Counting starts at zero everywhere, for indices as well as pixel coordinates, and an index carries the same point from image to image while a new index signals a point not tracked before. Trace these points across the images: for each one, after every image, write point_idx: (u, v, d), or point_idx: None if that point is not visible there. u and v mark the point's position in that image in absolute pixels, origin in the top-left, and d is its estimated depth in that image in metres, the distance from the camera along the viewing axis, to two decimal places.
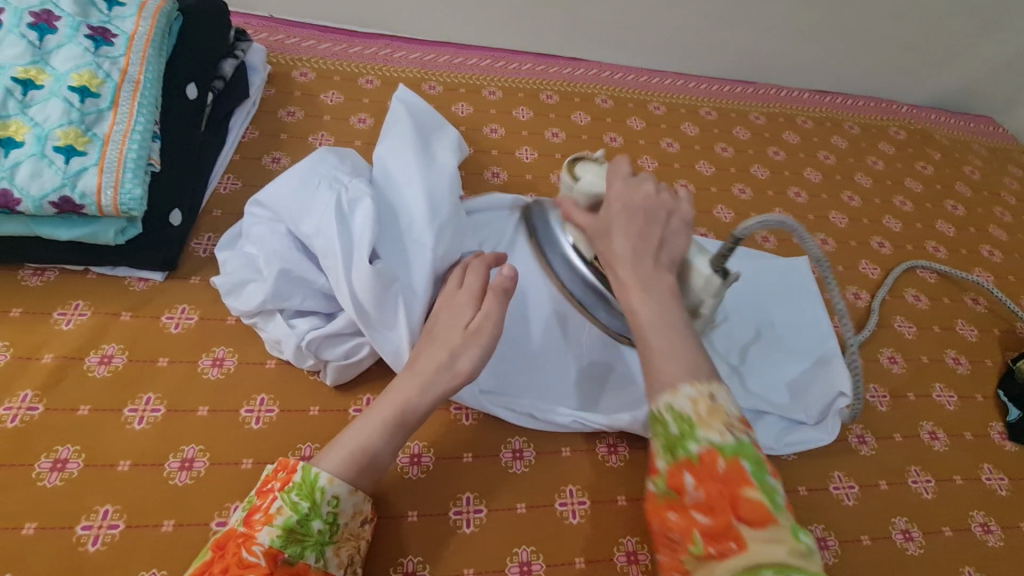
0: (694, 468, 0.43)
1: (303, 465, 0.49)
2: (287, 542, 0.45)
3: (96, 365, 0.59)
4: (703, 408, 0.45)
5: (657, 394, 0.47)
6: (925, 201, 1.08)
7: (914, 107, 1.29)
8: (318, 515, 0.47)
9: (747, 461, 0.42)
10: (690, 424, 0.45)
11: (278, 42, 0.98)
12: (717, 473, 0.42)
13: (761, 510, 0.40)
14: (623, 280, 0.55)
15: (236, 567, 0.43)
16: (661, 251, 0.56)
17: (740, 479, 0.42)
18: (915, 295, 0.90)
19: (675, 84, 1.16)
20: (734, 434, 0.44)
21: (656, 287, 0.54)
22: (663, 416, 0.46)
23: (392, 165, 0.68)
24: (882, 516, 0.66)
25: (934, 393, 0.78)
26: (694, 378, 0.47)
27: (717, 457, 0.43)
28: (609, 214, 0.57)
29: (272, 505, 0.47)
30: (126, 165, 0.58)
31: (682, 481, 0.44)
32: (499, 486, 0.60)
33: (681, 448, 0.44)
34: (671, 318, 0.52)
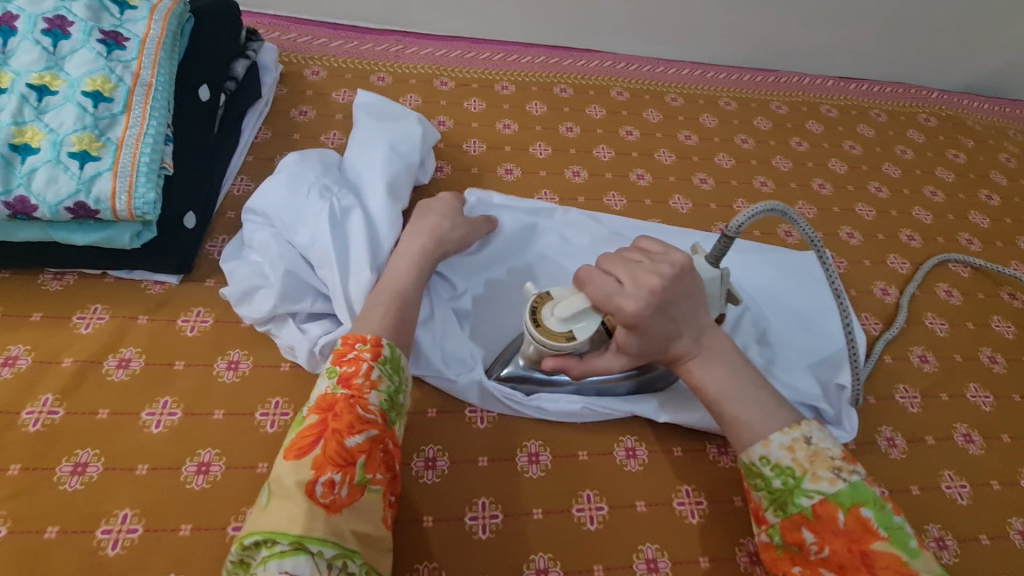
0: (812, 523, 0.49)
1: (388, 344, 0.53)
2: (390, 407, 0.50)
3: (115, 369, 0.60)
4: (803, 457, 0.50)
5: (751, 448, 0.52)
6: (958, 191, 1.04)
7: (945, 92, 1.23)
8: (402, 387, 0.53)
9: (867, 508, 0.48)
10: (794, 476, 0.50)
11: (289, 40, 0.97)
12: (839, 526, 0.48)
13: (895, 562, 0.45)
14: (681, 359, 0.56)
15: (358, 422, 0.47)
16: (698, 318, 0.56)
17: (866, 531, 0.47)
18: (947, 290, 0.87)
19: (692, 74, 1.13)
20: (844, 479, 0.49)
21: (711, 350, 0.56)
22: (762, 470, 0.52)
23: (361, 167, 0.70)
24: (913, 523, 0.63)
25: (968, 393, 0.75)
26: (782, 426, 0.52)
27: (835, 509, 0.48)
28: (650, 329, 0.54)
29: (371, 373, 0.50)
30: (139, 169, 0.58)
31: (801, 536, 0.49)
32: (515, 490, 0.59)
33: (793, 504, 0.50)
34: (737, 377, 0.55)
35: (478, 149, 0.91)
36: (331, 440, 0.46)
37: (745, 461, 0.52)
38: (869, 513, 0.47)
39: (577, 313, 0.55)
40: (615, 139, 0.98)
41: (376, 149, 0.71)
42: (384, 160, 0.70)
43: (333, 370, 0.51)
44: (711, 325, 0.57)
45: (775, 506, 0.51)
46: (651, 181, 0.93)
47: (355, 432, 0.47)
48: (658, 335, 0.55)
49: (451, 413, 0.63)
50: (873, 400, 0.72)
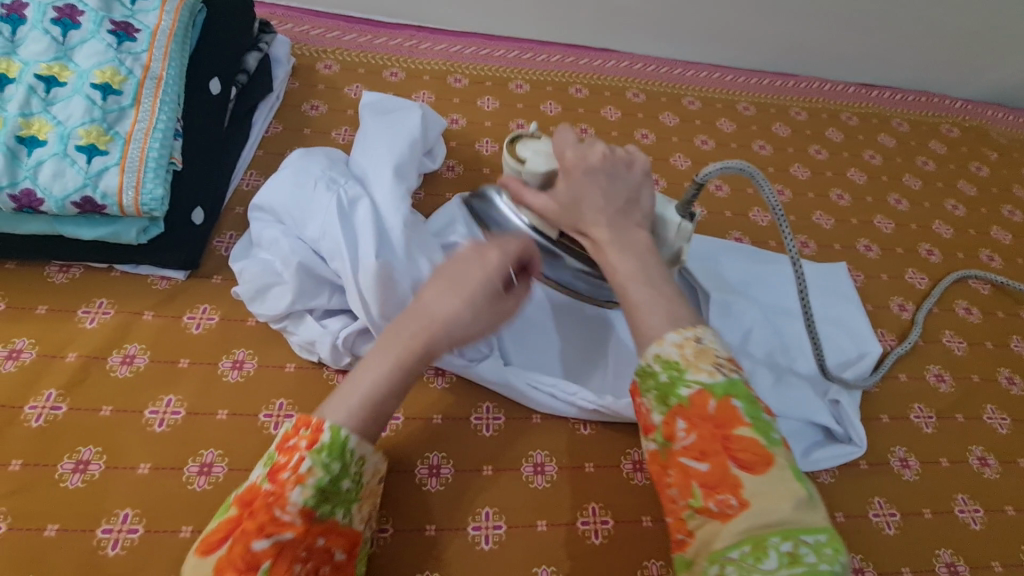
0: (687, 412, 0.43)
1: (332, 427, 0.45)
2: (319, 502, 0.44)
3: (119, 365, 0.59)
4: (691, 352, 0.45)
5: (645, 347, 0.47)
6: (979, 205, 1.01)
7: (969, 103, 1.20)
8: (347, 472, 0.45)
9: (739, 399, 0.43)
10: (679, 367, 0.44)
11: (303, 33, 0.96)
12: (708, 413, 0.43)
13: (756, 447, 0.41)
14: (596, 242, 0.54)
15: (271, 525, 0.41)
16: (626, 212, 0.54)
17: (732, 418, 0.42)
18: (966, 307, 0.85)
19: (711, 77, 1.11)
20: (724, 373, 0.44)
21: (629, 242, 0.53)
22: (651, 366, 0.46)
23: (364, 160, 0.68)
24: (924, 547, 0.62)
25: (985, 415, 0.73)
26: (677, 325, 0.47)
27: (709, 397, 0.43)
28: (572, 183, 0.55)
29: (300, 463, 0.44)
30: (147, 164, 0.57)
31: (675, 428, 0.44)
32: (520, 501, 0.58)
33: (672, 396, 0.44)
34: (646, 268, 0.51)
35: (490, 149, 0.90)
36: (241, 544, 0.41)
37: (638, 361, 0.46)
38: (739, 403, 0.43)
39: (539, 152, 0.60)
40: (630, 142, 0.96)
41: (380, 144, 0.69)
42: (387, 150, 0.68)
43: (270, 455, 0.45)
44: (639, 222, 0.55)
45: (658, 402, 0.45)
46: (665, 187, 0.91)
47: (264, 534, 0.41)
48: (578, 195, 0.55)
49: (457, 420, 0.62)
50: (887, 419, 0.70)
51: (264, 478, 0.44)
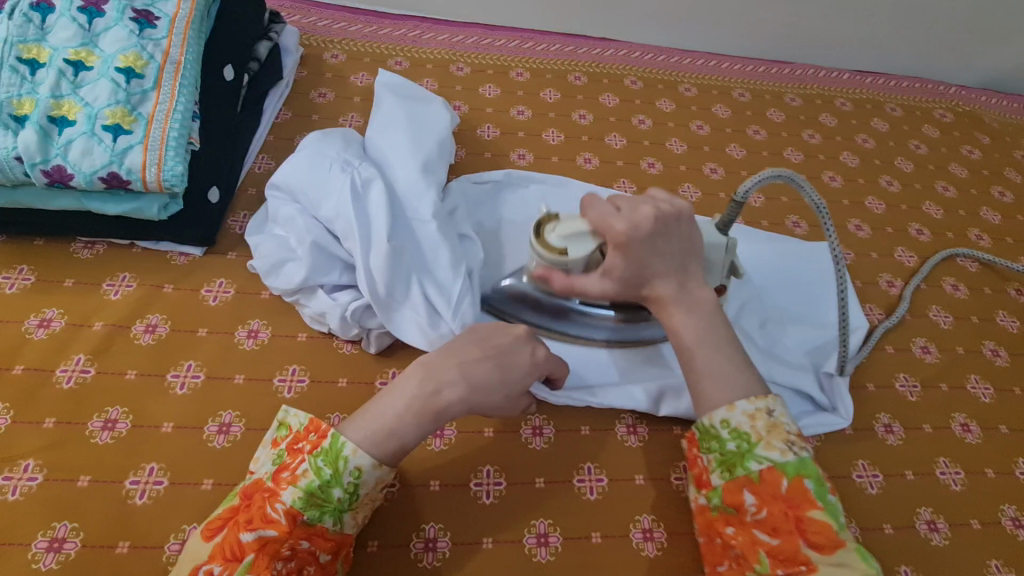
0: (756, 486, 0.49)
1: (333, 434, 0.50)
2: (307, 505, 0.47)
3: (142, 333, 0.63)
4: (762, 425, 0.50)
5: (713, 410, 0.52)
6: (970, 187, 1.03)
7: (963, 88, 1.22)
8: (339, 480, 0.49)
9: (811, 480, 0.48)
10: (748, 441, 0.50)
11: (310, 24, 0.99)
12: (780, 491, 0.48)
13: (828, 531, 0.47)
14: (660, 302, 0.56)
15: (260, 520, 0.46)
16: (685, 270, 0.56)
17: (805, 500, 0.48)
18: (953, 284, 0.87)
19: (708, 64, 1.13)
20: (795, 451, 0.49)
21: (694, 302, 0.56)
22: (720, 433, 0.51)
23: (382, 144, 0.71)
24: (906, 506, 0.65)
25: (969, 385, 0.76)
26: (748, 394, 0.52)
27: (781, 477, 0.49)
28: (630, 252, 0.55)
29: (299, 466, 0.49)
30: (169, 143, 0.61)
31: (742, 499, 0.50)
32: (519, 461, 0.61)
33: (741, 467, 0.50)
34: (715, 331, 0.55)
35: (492, 135, 0.93)
36: (233, 533, 0.46)
37: (706, 423, 0.52)
38: (811, 485, 0.48)
39: (575, 235, 0.57)
40: (627, 127, 0.99)
41: (398, 132, 0.72)
42: (402, 137, 0.71)
43: (279, 455, 0.51)
44: (698, 279, 0.57)
45: (722, 469, 0.51)
46: (661, 170, 0.94)
47: (251, 528, 0.46)
48: (638, 264, 0.55)
49: None
50: (873, 387, 0.73)
51: (270, 474, 0.50)
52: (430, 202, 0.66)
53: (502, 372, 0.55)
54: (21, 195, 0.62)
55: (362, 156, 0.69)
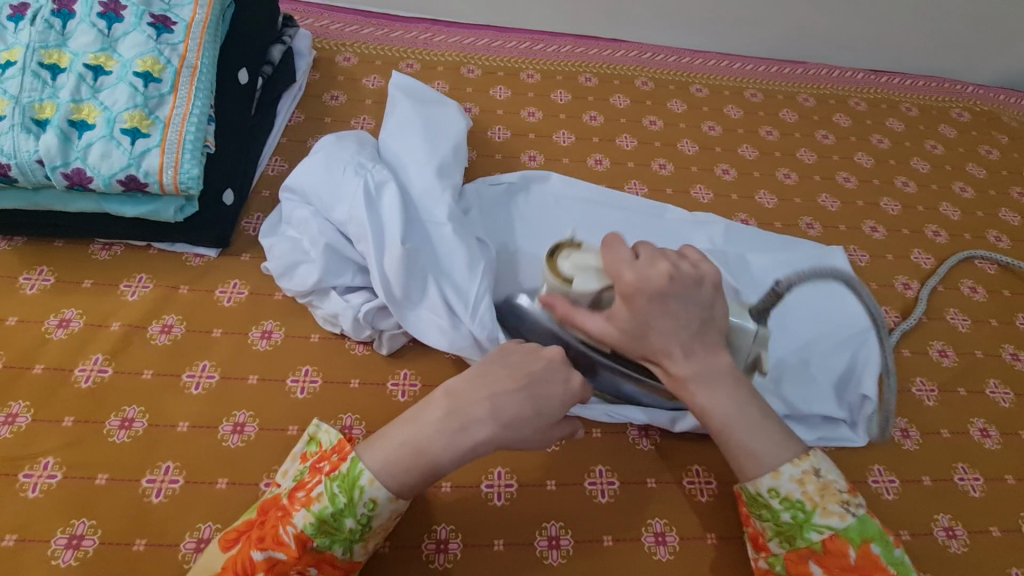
0: (820, 557, 0.50)
1: (354, 460, 0.50)
2: (318, 532, 0.48)
3: (158, 334, 0.64)
4: (814, 491, 0.50)
5: (758, 478, 0.52)
6: (988, 187, 1.02)
7: (981, 87, 1.20)
8: (353, 510, 0.48)
9: (876, 544, 0.49)
10: (804, 510, 0.50)
11: (323, 27, 1.00)
12: (847, 562, 0.49)
13: None
14: (675, 376, 0.54)
15: (272, 541, 0.47)
16: (700, 339, 0.54)
17: (873, 566, 0.48)
18: (971, 286, 0.86)
19: (719, 65, 1.13)
20: (853, 515, 0.50)
21: (713, 376, 0.53)
22: (772, 503, 0.51)
23: (397, 148, 0.72)
24: (923, 512, 0.64)
25: (988, 389, 0.75)
26: (793, 458, 0.51)
27: (844, 545, 0.49)
28: (636, 312, 0.54)
29: (315, 488, 0.49)
30: (185, 146, 0.62)
31: (808, 569, 0.50)
32: (530, 463, 0.61)
33: (802, 538, 0.50)
34: (740, 404, 0.53)
35: (502, 136, 0.93)
36: (246, 548, 0.48)
37: (752, 491, 0.52)
38: (876, 549, 0.49)
39: (585, 268, 0.58)
40: (638, 128, 0.99)
41: (413, 134, 0.73)
42: (417, 140, 0.72)
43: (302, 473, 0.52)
44: (716, 346, 0.54)
45: (781, 538, 0.52)
46: (672, 170, 0.94)
47: (262, 547, 0.47)
48: (644, 322, 0.54)
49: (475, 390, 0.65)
50: None
51: (288, 491, 0.51)
52: (444, 205, 0.67)
53: (534, 404, 0.54)
54: (42, 198, 0.63)
55: (375, 158, 0.69)
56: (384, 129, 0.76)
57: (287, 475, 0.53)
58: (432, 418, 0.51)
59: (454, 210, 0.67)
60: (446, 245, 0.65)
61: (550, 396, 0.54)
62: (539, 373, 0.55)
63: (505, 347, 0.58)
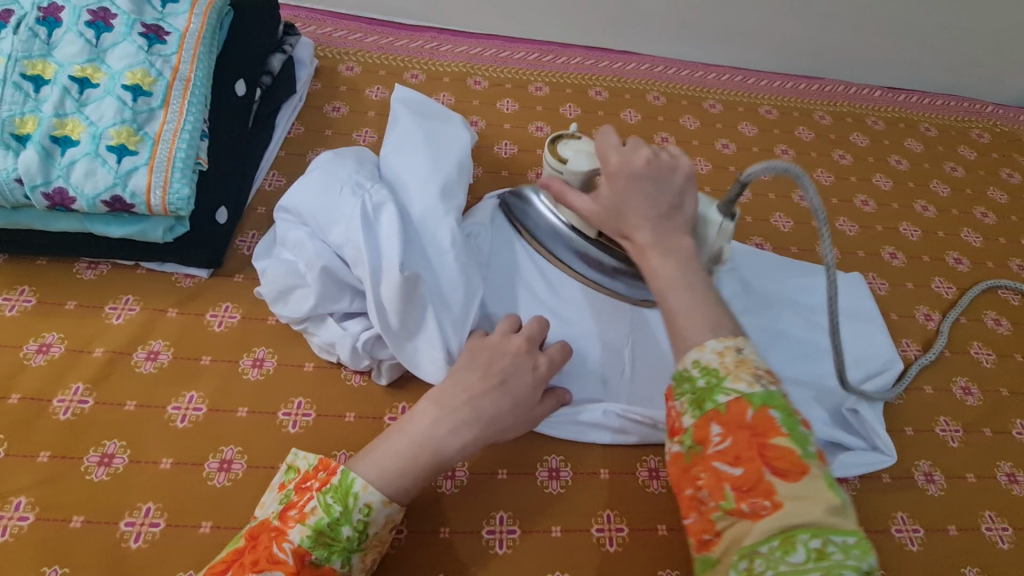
0: (722, 418, 0.43)
1: (342, 469, 0.49)
2: (316, 545, 0.45)
3: (143, 361, 0.60)
4: (731, 361, 0.45)
5: (684, 352, 0.47)
6: (1010, 212, 0.98)
7: (1001, 107, 1.17)
8: (350, 517, 0.47)
9: (777, 410, 0.42)
10: (717, 375, 0.44)
11: (326, 35, 0.97)
12: (745, 421, 0.42)
13: (792, 457, 0.41)
14: (637, 245, 0.53)
15: (266, 561, 0.44)
16: (670, 221, 0.53)
17: (770, 428, 0.42)
18: (995, 318, 0.82)
19: (733, 80, 1.09)
20: (763, 384, 0.43)
21: (673, 249, 0.52)
22: (688, 372, 0.45)
23: (398, 166, 0.68)
24: (949, 565, 0.60)
25: (1014, 430, 0.71)
26: (717, 334, 0.47)
27: (747, 407, 0.42)
28: (615, 188, 0.54)
29: (307, 503, 0.47)
30: (175, 164, 0.59)
31: (708, 432, 0.43)
32: (534, 506, 0.58)
33: (708, 400, 0.44)
34: (689, 274, 0.51)
35: (509, 151, 0.90)
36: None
37: (677, 366, 0.46)
38: (777, 415, 0.42)
39: (580, 152, 0.62)
40: None
41: (416, 151, 0.69)
42: (419, 158, 0.69)
43: (288, 495, 0.49)
44: (682, 229, 0.53)
45: (692, 407, 0.44)
46: None
47: (256, 569, 0.43)
48: (621, 197, 0.54)
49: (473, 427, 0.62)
50: (911, 431, 0.69)
51: (277, 513, 0.48)
52: (447, 229, 0.63)
53: (511, 397, 0.54)
54: (22, 217, 0.60)
55: (374, 177, 0.65)
56: (384, 145, 0.73)
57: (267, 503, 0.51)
58: (420, 426, 0.51)
59: (457, 234, 0.64)
60: (448, 271, 0.62)
61: (523, 387, 0.55)
62: (510, 369, 0.56)
63: (472, 343, 0.58)
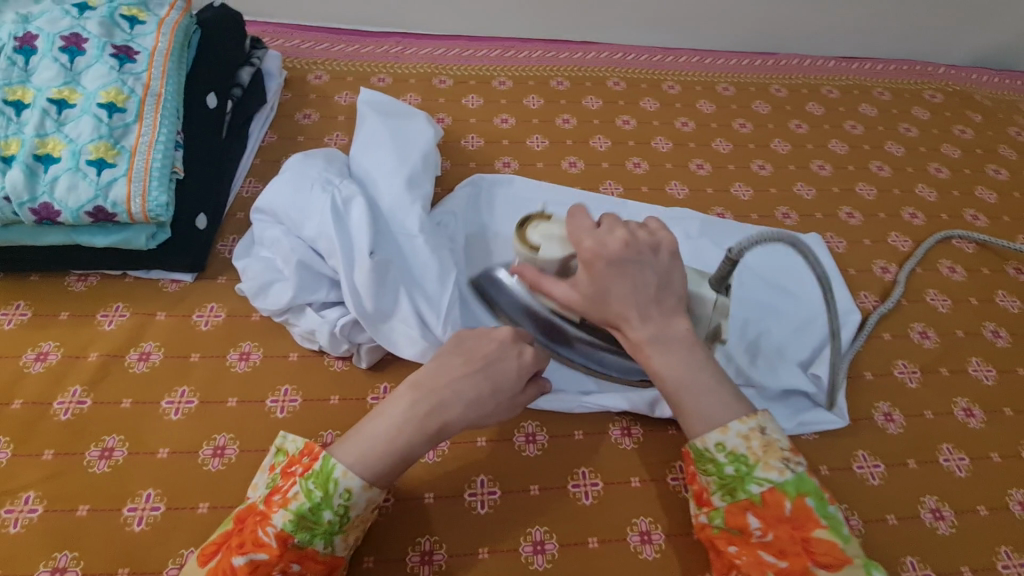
0: (758, 509, 0.49)
1: (325, 456, 0.51)
2: (298, 528, 0.48)
3: (136, 361, 0.64)
4: (757, 446, 0.50)
5: (707, 432, 0.51)
6: (963, 166, 1.02)
7: (953, 68, 1.21)
8: (331, 502, 0.50)
9: (810, 498, 0.49)
10: (747, 464, 0.50)
11: (294, 47, 1.01)
12: (783, 513, 0.49)
13: (833, 549, 0.47)
14: (633, 339, 0.55)
15: (251, 544, 0.48)
16: (658, 303, 0.55)
17: (807, 518, 0.48)
18: (950, 266, 0.86)
19: (690, 61, 1.13)
20: (792, 470, 0.49)
21: (669, 340, 0.54)
22: (717, 458, 0.51)
23: (367, 162, 0.72)
24: (909, 495, 0.64)
25: (970, 368, 0.75)
26: (741, 415, 0.52)
27: (782, 497, 0.49)
28: (596, 276, 0.55)
29: (290, 488, 0.50)
30: (152, 174, 0.63)
31: (746, 521, 0.50)
32: (513, 469, 0.61)
33: (742, 490, 0.50)
34: (695, 369, 0.53)
35: (476, 144, 0.93)
36: (227, 558, 0.48)
37: (699, 446, 0.52)
38: (812, 503, 0.49)
39: (550, 237, 0.60)
40: (611, 129, 0.99)
41: (382, 148, 0.73)
42: (386, 153, 0.72)
43: (274, 479, 0.52)
44: (675, 312, 0.55)
45: (723, 491, 0.51)
46: (647, 169, 0.94)
47: (242, 552, 0.47)
48: (604, 285, 0.55)
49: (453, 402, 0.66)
50: (870, 376, 0.72)
51: (264, 497, 0.51)
52: (415, 216, 0.67)
53: (491, 382, 0.56)
54: (14, 233, 0.64)
55: (343, 174, 0.69)
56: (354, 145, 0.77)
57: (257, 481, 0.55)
58: (400, 411, 0.54)
59: (425, 221, 0.68)
60: (418, 256, 0.66)
61: (506, 371, 0.57)
62: (493, 354, 0.58)
63: (458, 334, 0.60)
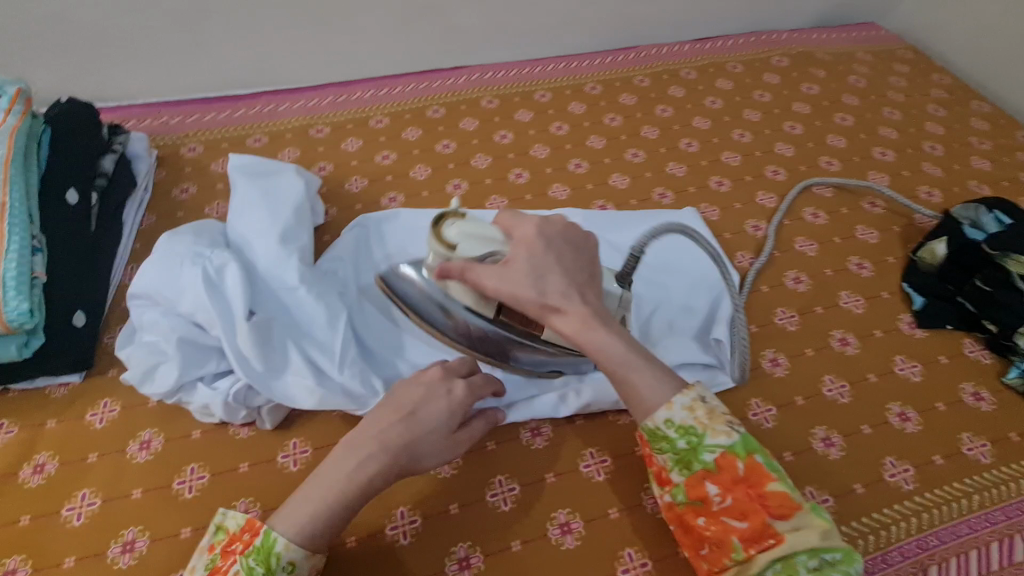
0: (714, 476, 0.53)
1: (266, 530, 0.51)
2: None
3: (30, 476, 0.62)
4: (702, 415, 0.53)
5: (654, 412, 0.54)
6: (815, 119, 1.12)
7: (794, 32, 1.33)
8: (274, 575, 0.49)
9: (758, 455, 0.52)
10: (696, 434, 0.53)
11: (163, 124, 1.01)
12: (736, 475, 0.52)
13: (786, 499, 0.51)
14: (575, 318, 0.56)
15: None
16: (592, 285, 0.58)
17: (760, 475, 0.51)
18: (813, 213, 0.94)
19: (557, 68, 1.20)
20: (736, 432, 0.53)
21: (607, 318, 0.57)
22: (667, 433, 0.54)
23: (241, 227, 0.73)
24: (801, 430, 0.69)
25: (841, 301, 0.82)
26: (681, 389, 0.55)
27: (733, 459, 0.52)
28: (536, 257, 0.56)
29: (231, 568, 0.49)
30: (7, 284, 0.64)
31: (705, 490, 0.53)
32: (430, 494, 0.63)
33: (696, 461, 0.53)
34: (633, 344, 0.56)
35: (360, 185, 0.95)
36: None
37: (651, 426, 0.54)
38: (760, 459, 0.52)
39: (471, 235, 0.57)
40: (490, 145, 1.04)
41: (253, 209, 0.74)
42: (257, 213, 0.73)
43: (214, 559, 0.51)
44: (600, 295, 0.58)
45: (680, 466, 0.54)
46: (529, 177, 0.99)
47: None
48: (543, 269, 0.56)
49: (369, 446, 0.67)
50: (754, 328, 0.78)
51: None
52: (294, 270, 0.68)
53: (420, 426, 0.57)
54: None
55: (214, 243, 0.70)
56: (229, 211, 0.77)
57: (193, 562, 0.53)
58: (332, 474, 0.55)
59: (305, 272, 0.69)
60: (303, 308, 0.67)
61: (434, 412, 0.58)
62: (422, 397, 0.59)
63: (393, 387, 0.62)
